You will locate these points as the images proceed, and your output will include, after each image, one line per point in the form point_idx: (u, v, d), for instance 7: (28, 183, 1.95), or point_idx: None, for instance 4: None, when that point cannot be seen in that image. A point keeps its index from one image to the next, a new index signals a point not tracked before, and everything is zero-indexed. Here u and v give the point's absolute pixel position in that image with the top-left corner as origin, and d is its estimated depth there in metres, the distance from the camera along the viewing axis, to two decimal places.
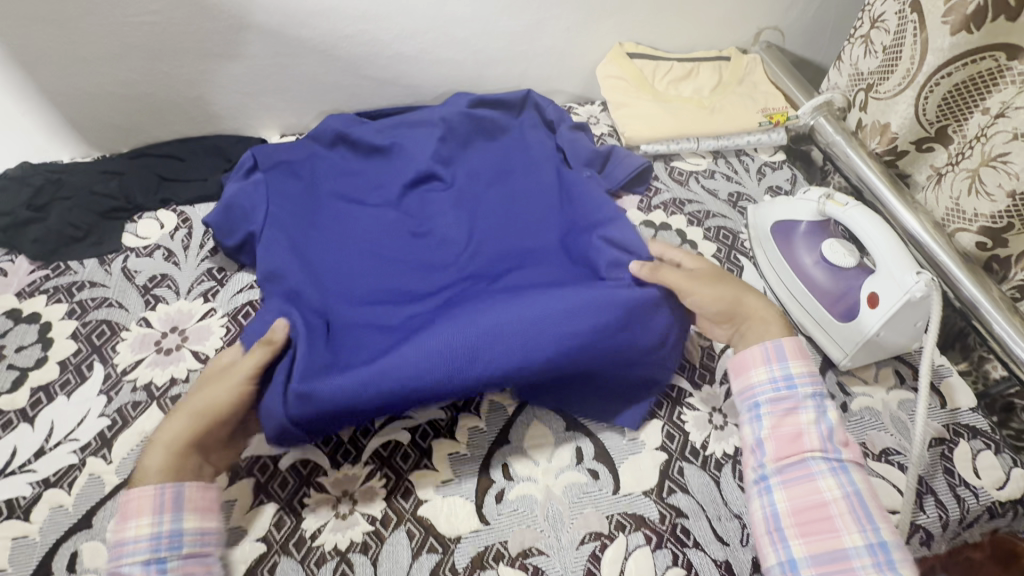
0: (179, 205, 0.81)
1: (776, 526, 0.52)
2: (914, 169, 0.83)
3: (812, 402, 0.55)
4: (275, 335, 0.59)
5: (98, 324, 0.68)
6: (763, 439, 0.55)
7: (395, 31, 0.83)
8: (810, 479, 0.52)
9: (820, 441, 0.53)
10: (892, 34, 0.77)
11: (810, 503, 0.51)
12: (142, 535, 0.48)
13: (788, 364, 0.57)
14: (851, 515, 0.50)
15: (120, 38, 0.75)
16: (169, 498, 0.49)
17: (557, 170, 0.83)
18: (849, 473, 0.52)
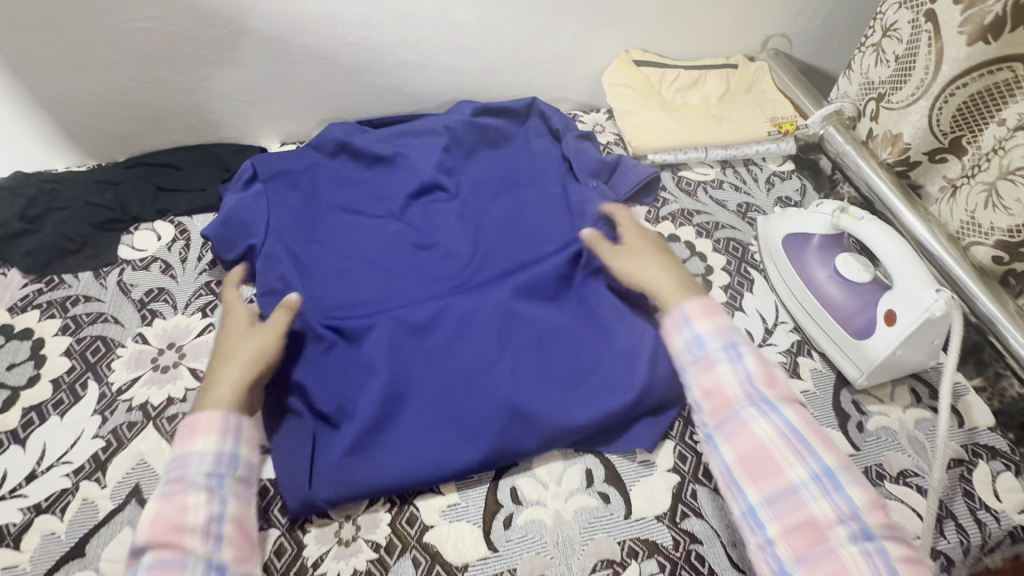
0: (176, 215, 0.79)
1: (731, 480, 0.53)
2: (926, 180, 0.81)
3: (725, 353, 0.57)
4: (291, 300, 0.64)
5: (93, 340, 0.66)
6: (698, 399, 0.57)
7: (398, 38, 0.81)
8: (744, 426, 0.53)
9: (739, 386, 0.55)
10: (904, 43, 0.76)
11: (752, 448, 0.52)
12: (207, 453, 0.52)
13: (694, 326, 0.60)
14: (790, 449, 0.51)
15: (116, 44, 0.73)
16: (233, 425, 0.54)
17: (563, 181, 0.82)
18: (778, 411, 0.54)
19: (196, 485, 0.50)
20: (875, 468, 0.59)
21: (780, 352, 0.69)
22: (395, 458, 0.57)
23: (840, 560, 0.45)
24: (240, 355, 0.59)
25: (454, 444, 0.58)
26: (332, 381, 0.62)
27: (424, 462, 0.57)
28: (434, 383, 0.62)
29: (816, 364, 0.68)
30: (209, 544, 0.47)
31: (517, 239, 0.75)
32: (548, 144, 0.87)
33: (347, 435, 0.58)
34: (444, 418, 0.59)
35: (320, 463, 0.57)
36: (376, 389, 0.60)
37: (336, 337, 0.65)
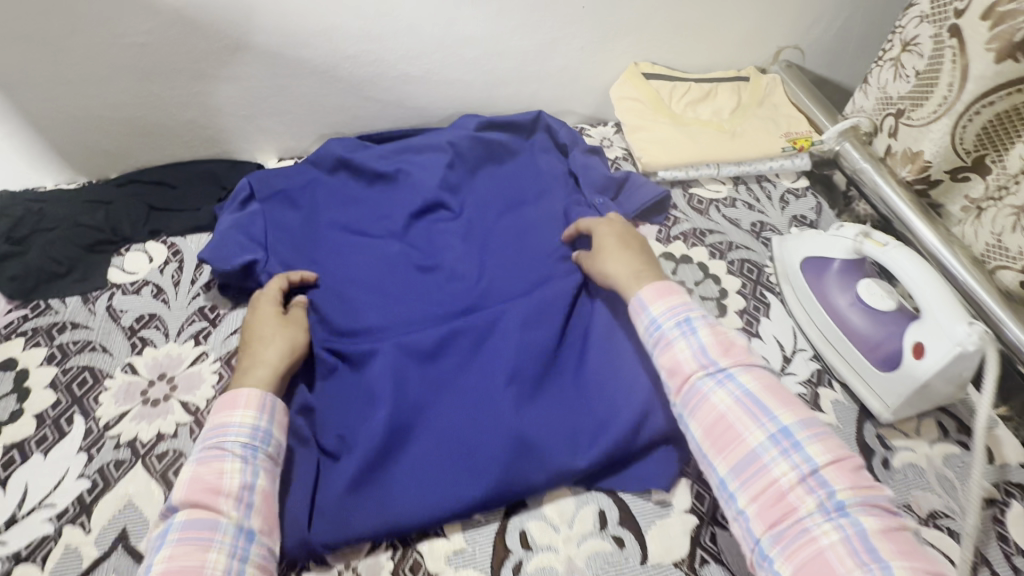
0: (169, 236, 0.76)
1: (700, 454, 0.53)
2: (947, 199, 0.78)
3: (678, 330, 0.57)
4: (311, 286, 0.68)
5: (80, 371, 0.63)
6: (662, 379, 0.57)
7: (401, 52, 0.78)
8: (704, 399, 0.53)
9: (695, 360, 0.55)
10: (926, 58, 0.73)
11: (713, 420, 0.52)
12: (245, 424, 0.53)
13: (650, 309, 0.59)
14: (747, 414, 0.51)
15: (107, 59, 0.70)
16: (270, 404, 0.55)
17: (569, 199, 0.79)
18: (734, 378, 0.54)
19: (232, 453, 0.51)
20: (902, 508, 0.56)
21: (799, 383, 0.66)
22: (397, 496, 0.54)
23: (808, 530, 0.45)
24: (272, 340, 0.61)
25: (458, 478, 0.55)
26: (335, 413, 0.60)
27: (427, 499, 0.54)
28: (437, 415, 0.59)
29: (839, 396, 0.65)
30: (239, 511, 0.48)
31: (526, 260, 0.72)
32: (555, 158, 0.85)
33: (347, 471, 0.55)
34: (448, 451, 0.57)
35: (321, 500, 0.54)
36: (378, 421, 0.57)
37: (337, 361, 0.63)
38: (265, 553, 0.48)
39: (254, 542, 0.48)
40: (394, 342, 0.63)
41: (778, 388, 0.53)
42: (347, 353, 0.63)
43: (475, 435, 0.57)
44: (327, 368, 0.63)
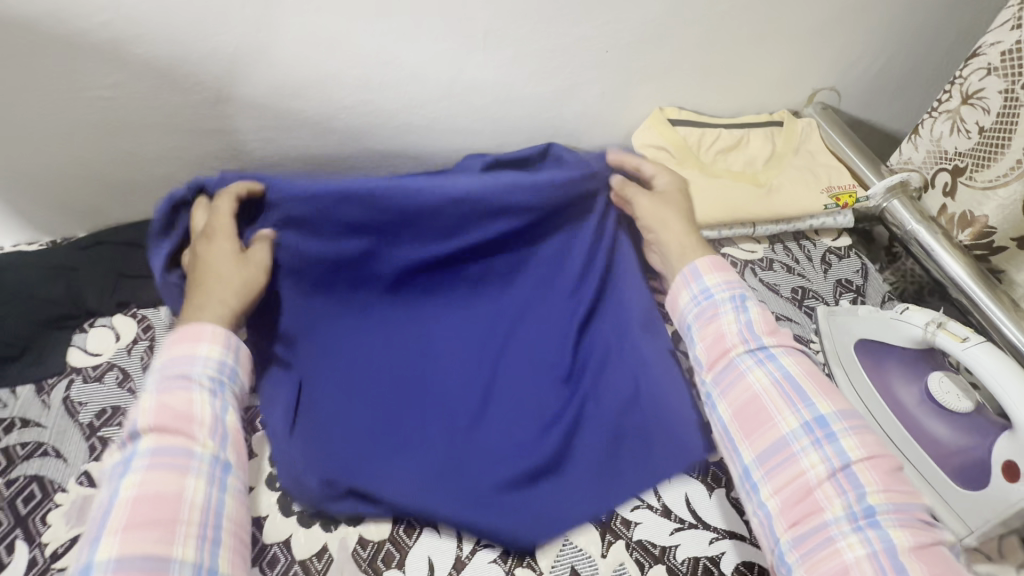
0: (140, 308, 0.67)
1: (727, 437, 0.52)
2: (1010, 266, 0.71)
3: (730, 303, 0.57)
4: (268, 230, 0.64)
5: (27, 482, 0.54)
6: (697, 354, 0.57)
7: (404, 102, 0.70)
8: (740, 378, 0.52)
9: (739, 334, 0.55)
10: (994, 116, 0.65)
11: (745, 399, 0.51)
12: (212, 359, 0.51)
13: (704, 279, 0.59)
14: (782, 398, 0.50)
15: (69, 115, 0.61)
16: (235, 345, 0.53)
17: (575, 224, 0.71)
18: (774, 359, 0.53)
19: (201, 386, 0.49)
20: None
21: None
22: (423, 479, 0.55)
23: (834, 541, 0.43)
24: (227, 276, 0.57)
25: (457, 449, 0.58)
26: (344, 385, 0.62)
27: (423, 472, 0.55)
28: (460, 401, 0.61)
29: None
30: (214, 442, 0.47)
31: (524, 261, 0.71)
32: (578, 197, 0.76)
33: (355, 439, 0.57)
34: (471, 437, 0.59)
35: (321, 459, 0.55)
36: (389, 400, 0.61)
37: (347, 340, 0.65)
38: (240, 488, 0.48)
39: (229, 473, 0.47)
40: (417, 331, 0.67)
41: (817, 374, 0.52)
42: (360, 337, 0.65)
43: (498, 423, 0.60)
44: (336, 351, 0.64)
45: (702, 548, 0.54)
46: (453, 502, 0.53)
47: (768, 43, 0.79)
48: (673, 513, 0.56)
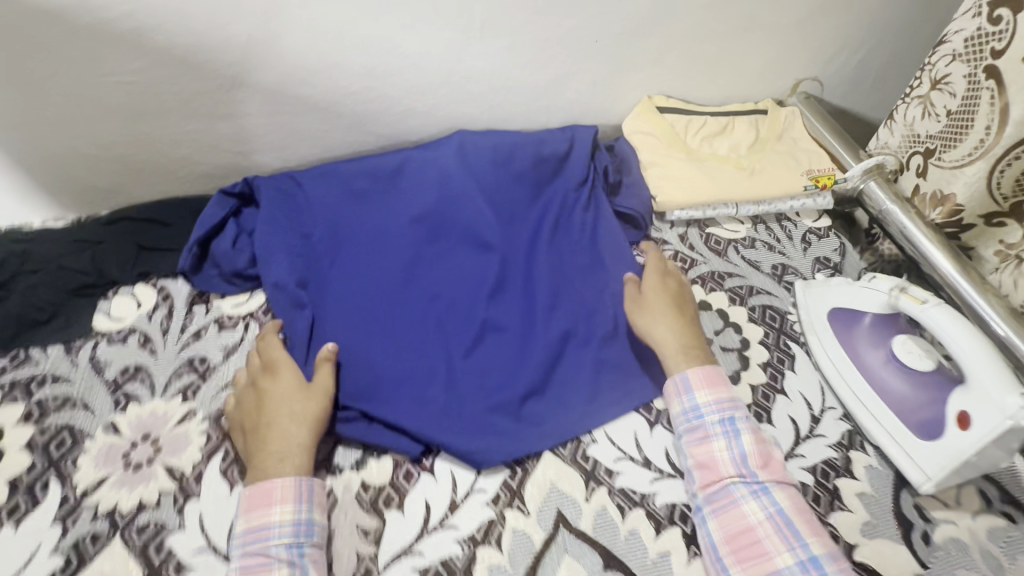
0: (160, 278, 0.71)
1: (714, 556, 0.53)
2: (978, 243, 0.74)
3: (720, 429, 0.58)
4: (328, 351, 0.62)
5: (59, 431, 0.58)
6: (689, 470, 0.58)
7: (405, 89, 0.75)
8: (735, 505, 0.54)
9: (733, 464, 0.56)
10: (959, 98, 0.69)
11: (740, 529, 0.53)
12: (285, 523, 0.50)
13: (695, 395, 0.60)
14: (779, 535, 0.52)
15: (96, 99, 0.66)
16: (307, 489, 0.53)
17: (565, 181, 0.80)
18: (769, 493, 0.54)
19: (277, 559, 0.49)
20: None
21: (830, 447, 0.61)
22: (427, 412, 0.61)
23: None
24: (292, 415, 0.56)
25: (452, 388, 0.63)
26: (348, 327, 0.67)
27: (422, 408, 0.61)
28: (451, 343, 0.67)
29: (872, 462, 0.61)
30: None
31: (514, 217, 0.77)
32: (578, 177, 0.80)
33: (361, 377, 0.63)
34: (466, 374, 0.65)
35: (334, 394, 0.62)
36: (389, 345, 0.66)
37: (350, 287, 0.70)
38: None
39: None
40: (415, 280, 0.71)
41: (811, 514, 0.54)
42: (362, 285, 0.70)
43: (488, 363, 0.66)
44: (340, 300, 0.69)
45: (679, 495, 0.58)
46: (449, 431, 0.60)
47: (751, 34, 0.83)
48: (652, 464, 0.61)
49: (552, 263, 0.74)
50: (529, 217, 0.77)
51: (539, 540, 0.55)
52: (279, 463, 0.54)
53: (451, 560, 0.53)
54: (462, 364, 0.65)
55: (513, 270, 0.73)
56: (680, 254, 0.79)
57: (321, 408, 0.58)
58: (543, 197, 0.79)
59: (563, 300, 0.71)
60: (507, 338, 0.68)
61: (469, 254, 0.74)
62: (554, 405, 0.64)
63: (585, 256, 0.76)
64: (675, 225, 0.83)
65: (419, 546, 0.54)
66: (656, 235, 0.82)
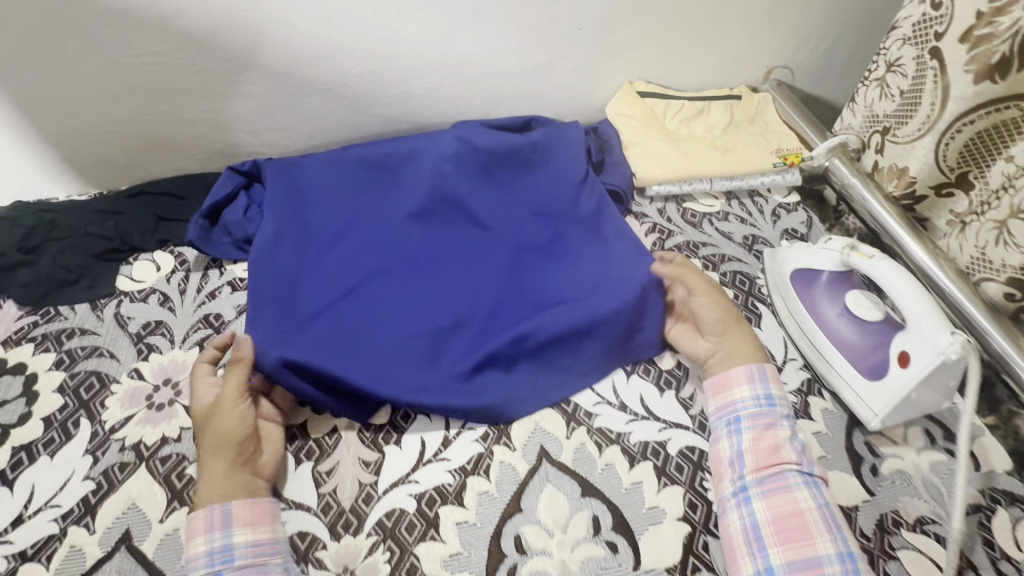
0: (177, 246, 0.77)
1: (754, 536, 0.55)
2: (932, 214, 0.80)
3: (787, 421, 0.62)
4: (240, 351, 0.59)
5: (88, 376, 0.65)
6: (743, 451, 0.60)
7: (403, 71, 0.81)
8: (787, 490, 0.57)
9: (795, 454, 0.60)
10: (909, 79, 0.75)
11: (788, 512, 0.56)
12: (199, 553, 0.51)
13: (770, 385, 0.64)
14: (825, 524, 0.55)
15: (122, 78, 0.72)
16: (218, 516, 0.52)
17: (558, 163, 0.83)
18: (818, 487, 0.58)
19: None
20: (892, 515, 0.59)
21: (790, 392, 0.67)
22: (401, 381, 0.63)
23: None
24: (212, 438, 0.56)
25: (428, 360, 0.65)
26: (329, 297, 0.67)
27: (397, 378, 0.63)
28: (431, 318, 0.68)
29: (828, 405, 0.67)
30: None
31: (502, 198, 0.79)
32: (572, 171, 0.82)
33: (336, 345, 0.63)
34: (451, 350, 0.66)
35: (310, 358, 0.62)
36: (367, 317, 0.67)
37: (335, 259, 0.71)
38: None
39: None
40: (400, 258, 0.73)
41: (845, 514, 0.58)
42: (346, 259, 0.71)
43: (473, 340, 0.66)
44: (322, 270, 0.70)
45: (652, 434, 0.64)
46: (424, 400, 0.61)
47: (724, 23, 0.89)
48: (628, 407, 0.66)
49: (546, 252, 0.75)
50: (520, 198, 0.80)
51: (523, 471, 0.60)
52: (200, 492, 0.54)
53: (443, 487, 0.59)
54: (440, 338, 0.67)
55: (499, 250, 0.74)
56: (658, 226, 0.86)
57: (237, 420, 0.57)
58: (534, 178, 0.82)
59: (554, 285, 0.72)
60: (495, 317, 0.68)
61: (456, 236, 0.76)
62: (537, 383, 0.65)
63: (575, 242, 0.76)
64: (654, 200, 0.90)
65: (414, 475, 0.59)
66: (636, 210, 0.88)
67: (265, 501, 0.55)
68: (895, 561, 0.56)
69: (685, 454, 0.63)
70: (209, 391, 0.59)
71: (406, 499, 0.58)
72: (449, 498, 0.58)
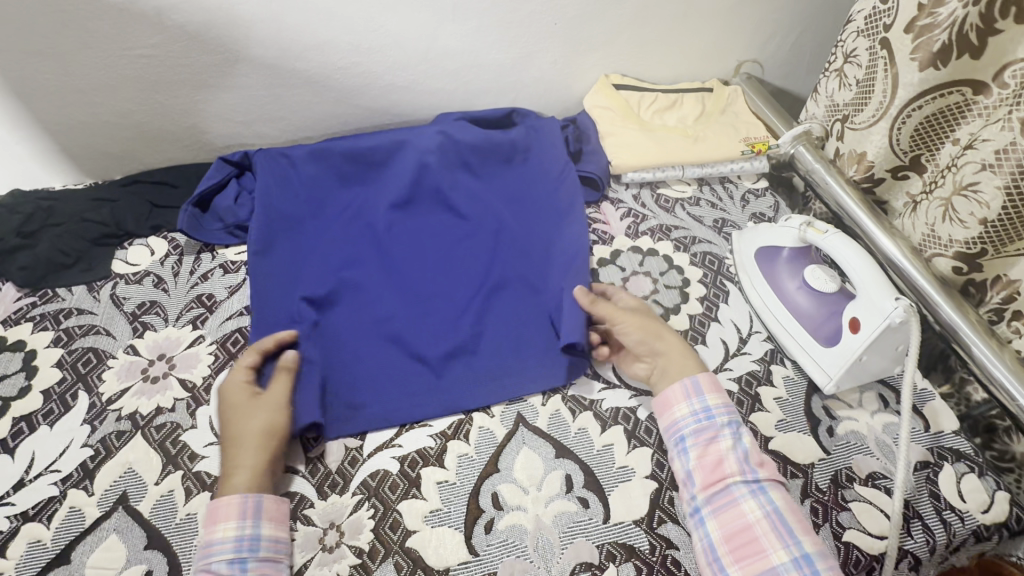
0: (171, 231, 0.81)
1: (714, 557, 0.54)
2: (891, 196, 0.84)
3: (729, 429, 0.60)
4: (292, 358, 0.63)
5: (85, 352, 0.68)
6: (691, 470, 0.59)
7: (388, 64, 0.85)
8: (734, 504, 0.56)
9: (738, 464, 0.58)
10: (864, 68, 0.80)
11: (738, 527, 0.55)
12: (228, 538, 0.51)
13: (706, 397, 0.62)
14: (775, 533, 0.54)
15: (116, 70, 0.75)
16: (252, 505, 0.53)
17: (539, 158, 0.86)
18: (767, 492, 0.57)
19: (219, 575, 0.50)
20: (846, 471, 0.63)
21: (754, 361, 0.72)
22: (376, 367, 0.66)
23: None
24: (250, 432, 0.57)
25: (404, 346, 0.68)
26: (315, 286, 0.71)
27: (373, 363, 0.67)
28: (408, 308, 0.71)
29: (789, 372, 0.71)
30: None
31: (485, 191, 0.82)
32: (551, 168, 0.85)
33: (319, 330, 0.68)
34: (421, 338, 0.69)
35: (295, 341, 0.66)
36: (348, 306, 0.70)
37: (321, 249, 0.75)
38: None
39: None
40: (383, 249, 0.76)
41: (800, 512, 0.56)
42: (334, 250, 0.75)
43: (442, 331, 0.70)
44: (309, 259, 0.74)
45: (622, 401, 0.68)
46: (395, 388, 0.65)
47: (695, 18, 0.94)
48: (599, 376, 0.70)
49: (521, 253, 0.77)
50: (501, 191, 0.83)
51: (500, 435, 0.64)
52: (231, 483, 0.54)
53: (425, 450, 0.62)
54: (415, 327, 0.70)
55: (478, 243, 0.78)
56: (633, 211, 0.90)
57: (282, 419, 0.59)
58: (515, 173, 0.85)
59: (528, 277, 0.75)
60: (463, 311, 0.71)
61: (439, 229, 0.79)
62: (503, 377, 0.67)
63: (549, 239, 0.79)
64: (629, 186, 0.94)
65: (398, 439, 0.63)
66: (612, 196, 0.92)
67: (286, 502, 0.56)
68: (847, 511, 0.60)
69: (654, 419, 0.66)
70: (247, 389, 0.61)
71: (389, 461, 0.61)
72: (431, 460, 0.61)
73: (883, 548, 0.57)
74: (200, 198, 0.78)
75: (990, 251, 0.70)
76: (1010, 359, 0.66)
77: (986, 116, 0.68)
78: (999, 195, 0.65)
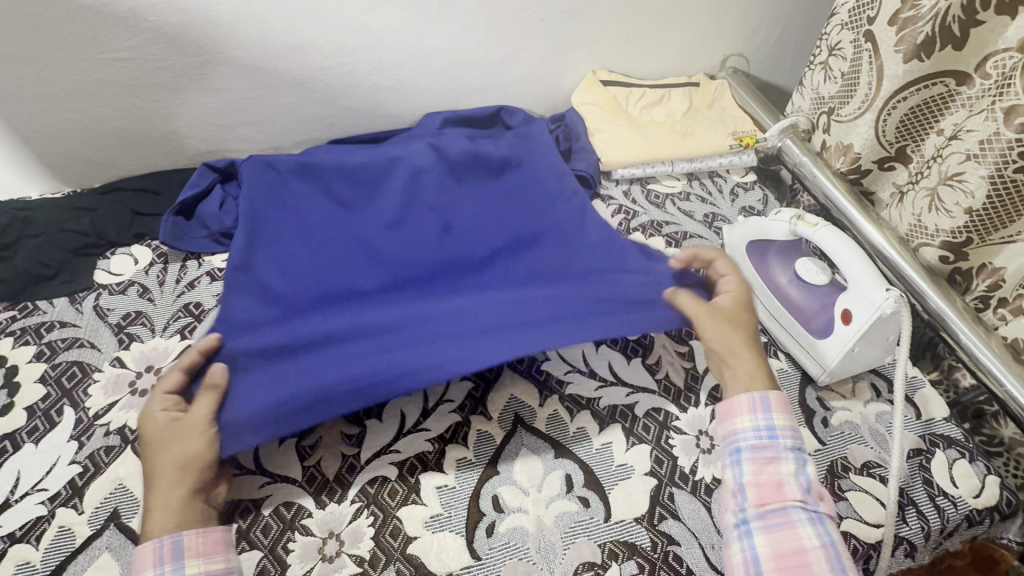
0: (154, 239, 0.79)
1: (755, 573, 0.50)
2: (877, 186, 0.85)
3: (793, 453, 0.55)
4: (217, 377, 0.58)
5: (69, 366, 0.66)
6: (745, 484, 0.54)
7: (373, 64, 0.84)
8: (791, 527, 0.51)
9: (799, 488, 0.53)
10: (849, 61, 0.81)
11: (792, 550, 0.50)
12: None
13: (772, 414, 0.57)
14: (829, 565, 0.48)
15: (93, 74, 0.73)
16: (168, 548, 0.48)
17: (524, 165, 0.86)
18: (825, 523, 0.51)
19: None
20: (841, 461, 0.63)
21: None
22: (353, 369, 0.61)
23: None
24: (167, 465, 0.51)
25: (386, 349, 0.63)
26: (296, 295, 0.68)
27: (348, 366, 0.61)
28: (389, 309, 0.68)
29: (783, 364, 0.73)
30: None
31: (476, 199, 0.81)
32: (543, 178, 0.84)
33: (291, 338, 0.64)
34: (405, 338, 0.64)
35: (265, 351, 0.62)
36: (328, 311, 0.67)
37: (302, 256, 0.72)
38: None
39: None
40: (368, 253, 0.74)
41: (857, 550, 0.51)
42: (317, 256, 0.73)
43: (428, 330, 0.65)
44: (290, 265, 0.71)
45: (620, 398, 0.68)
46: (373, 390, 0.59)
47: (680, 12, 0.94)
48: (597, 374, 0.70)
49: (511, 256, 0.75)
50: (492, 198, 0.82)
51: (499, 438, 0.64)
52: (149, 526, 0.49)
53: (424, 454, 0.62)
54: (399, 328, 0.65)
55: (468, 247, 0.76)
56: (624, 207, 0.90)
57: (201, 446, 0.53)
58: (505, 180, 0.84)
59: (518, 277, 0.72)
60: (450, 310, 0.67)
61: (426, 233, 0.77)
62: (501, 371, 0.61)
63: (543, 242, 0.77)
64: (619, 183, 0.94)
65: (396, 445, 0.62)
66: (603, 192, 0.92)
67: (219, 530, 0.51)
68: (843, 501, 0.60)
69: (652, 416, 0.67)
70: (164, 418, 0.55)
71: (388, 467, 0.60)
72: (430, 465, 0.61)
73: (879, 536, 0.58)
74: (178, 207, 0.77)
75: (975, 240, 0.71)
76: (996, 345, 0.67)
77: (969, 107, 0.69)
78: (983, 184, 0.66)
